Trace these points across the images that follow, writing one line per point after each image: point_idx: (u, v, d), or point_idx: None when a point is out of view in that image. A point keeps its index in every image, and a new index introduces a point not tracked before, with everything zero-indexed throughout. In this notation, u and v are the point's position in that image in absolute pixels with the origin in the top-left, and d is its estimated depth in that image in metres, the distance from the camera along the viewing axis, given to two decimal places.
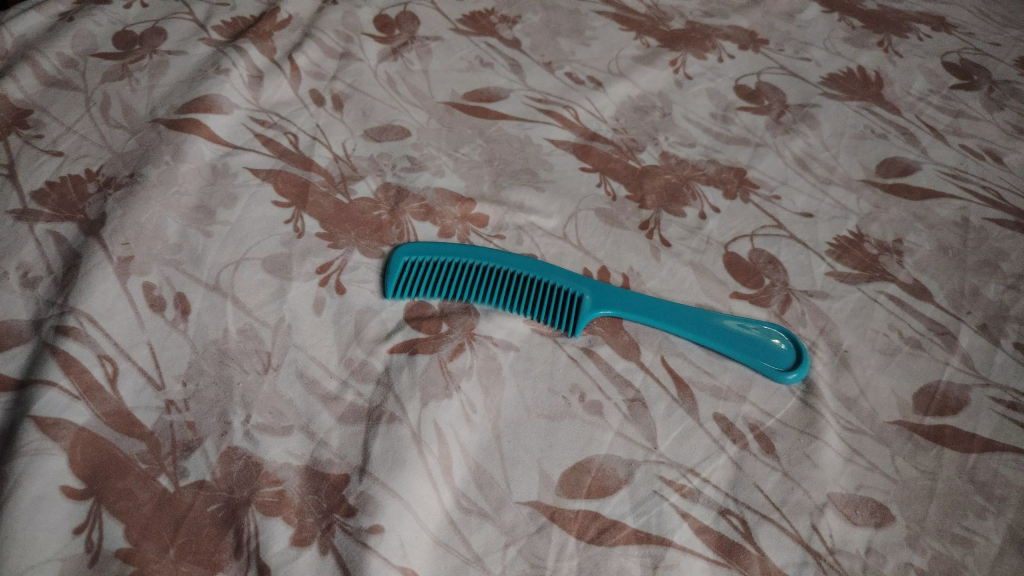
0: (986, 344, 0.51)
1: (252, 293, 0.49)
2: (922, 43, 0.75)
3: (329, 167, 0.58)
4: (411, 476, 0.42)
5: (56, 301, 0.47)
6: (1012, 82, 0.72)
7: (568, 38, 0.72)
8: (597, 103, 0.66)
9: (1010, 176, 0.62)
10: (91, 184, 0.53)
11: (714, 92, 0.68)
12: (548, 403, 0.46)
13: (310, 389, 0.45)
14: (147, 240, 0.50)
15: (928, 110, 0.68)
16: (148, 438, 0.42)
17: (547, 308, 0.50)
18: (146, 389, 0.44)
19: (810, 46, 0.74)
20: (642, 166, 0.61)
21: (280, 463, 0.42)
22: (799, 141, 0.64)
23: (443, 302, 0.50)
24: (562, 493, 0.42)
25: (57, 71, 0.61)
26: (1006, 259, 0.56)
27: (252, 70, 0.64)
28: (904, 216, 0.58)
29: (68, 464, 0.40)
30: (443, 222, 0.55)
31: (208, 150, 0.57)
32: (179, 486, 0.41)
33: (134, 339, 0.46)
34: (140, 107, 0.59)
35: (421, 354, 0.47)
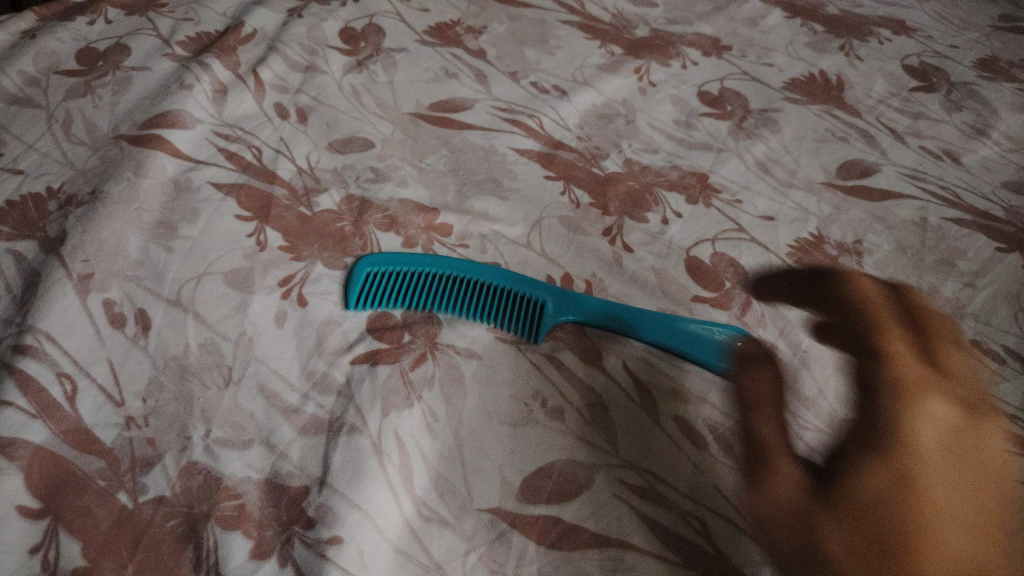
0: (944, 342, 0.51)
1: (214, 306, 0.49)
2: (883, 46, 0.76)
3: (293, 180, 0.58)
4: (371, 485, 0.42)
5: (15, 320, 0.46)
6: (971, 83, 0.73)
7: (533, 48, 0.72)
8: (562, 111, 0.66)
9: (968, 176, 0.63)
10: (51, 201, 0.53)
11: (678, 98, 0.68)
12: (510, 409, 0.46)
13: (271, 402, 0.45)
14: (108, 256, 0.50)
15: (888, 112, 0.69)
16: (107, 455, 0.42)
17: (510, 313, 0.50)
18: (105, 406, 0.44)
19: (773, 51, 0.74)
20: (606, 173, 0.61)
21: (240, 477, 0.42)
22: (761, 145, 0.64)
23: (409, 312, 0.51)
24: (523, 499, 0.42)
25: (18, 88, 0.60)
26: (964, 257, 0.57)
27: (216, 85, 0.64)
28: (864, 218, 0.59)
29: (25, 482, 0.40)
30: (407, 232, 0.56)
31: (171, 165, 0.57)
32: (137, 502, 0.40)
33: (94, 356, 0.46)
34: (102, 123, 0.59)
35: (383, 364, 0.47)
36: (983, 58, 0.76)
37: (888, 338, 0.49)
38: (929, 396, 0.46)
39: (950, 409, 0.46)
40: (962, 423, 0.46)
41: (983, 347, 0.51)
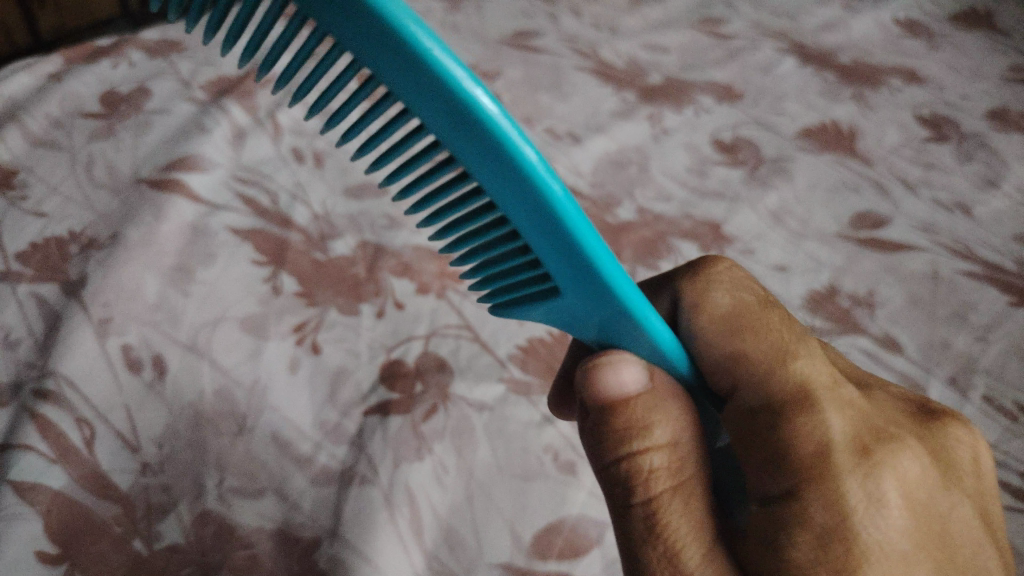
0: (956, 397, 0.51)
1: (230, 352, 0.49)
2: (894, 96, 0.77)
3: (308, 225, 0.58)
4: (381, 540, 0.43)
5: (37, 364, 0.47)
6: (982, 134, 0.73)
7: (548, 93, 0.72)
8: (575, 157, 0.66)
9: (979, 229, 0.64)
10: (73, 244, 0.54)
11: (691, 146, 0.69)
12: (522, 463, 0.47)
13: (285, 451, 0.46)
14: (127, 300, 0.50)
15: (899, 162, 0.69)
16: (123, 501, 0.43)
17: (493, 236, 0.36)
18: (122, 451, 0.45)
19: (785, 100, 0.75)
20: (619, 221, 0.61)
21: (252, 526, 0.43)
22: (773, 195, 0.65)
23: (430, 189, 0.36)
24: (533, 555, 0.44)
25: (44, 131, 0.61)
26: (975, 310, 0.57)
27: (234, 129, 0.65)
28: (876, 269, 0.59)
29: (43, 526, 0.41)
30: (421, 278, 0.56)
31: (189, 210, 0.57)
32: (152, 549, 0.42)
33: (111, 402, 0.46)
34: (124, 166, 0.60)
35: (395, 415, 0.48)
36: (994, 109, 0.77)
37: (820, 399, 0.36)
38: (880, 449, 0.35)
39: (906, 480, 0.34)
40: (911, 489, 0.34)
41: (995, 403, 0.51)
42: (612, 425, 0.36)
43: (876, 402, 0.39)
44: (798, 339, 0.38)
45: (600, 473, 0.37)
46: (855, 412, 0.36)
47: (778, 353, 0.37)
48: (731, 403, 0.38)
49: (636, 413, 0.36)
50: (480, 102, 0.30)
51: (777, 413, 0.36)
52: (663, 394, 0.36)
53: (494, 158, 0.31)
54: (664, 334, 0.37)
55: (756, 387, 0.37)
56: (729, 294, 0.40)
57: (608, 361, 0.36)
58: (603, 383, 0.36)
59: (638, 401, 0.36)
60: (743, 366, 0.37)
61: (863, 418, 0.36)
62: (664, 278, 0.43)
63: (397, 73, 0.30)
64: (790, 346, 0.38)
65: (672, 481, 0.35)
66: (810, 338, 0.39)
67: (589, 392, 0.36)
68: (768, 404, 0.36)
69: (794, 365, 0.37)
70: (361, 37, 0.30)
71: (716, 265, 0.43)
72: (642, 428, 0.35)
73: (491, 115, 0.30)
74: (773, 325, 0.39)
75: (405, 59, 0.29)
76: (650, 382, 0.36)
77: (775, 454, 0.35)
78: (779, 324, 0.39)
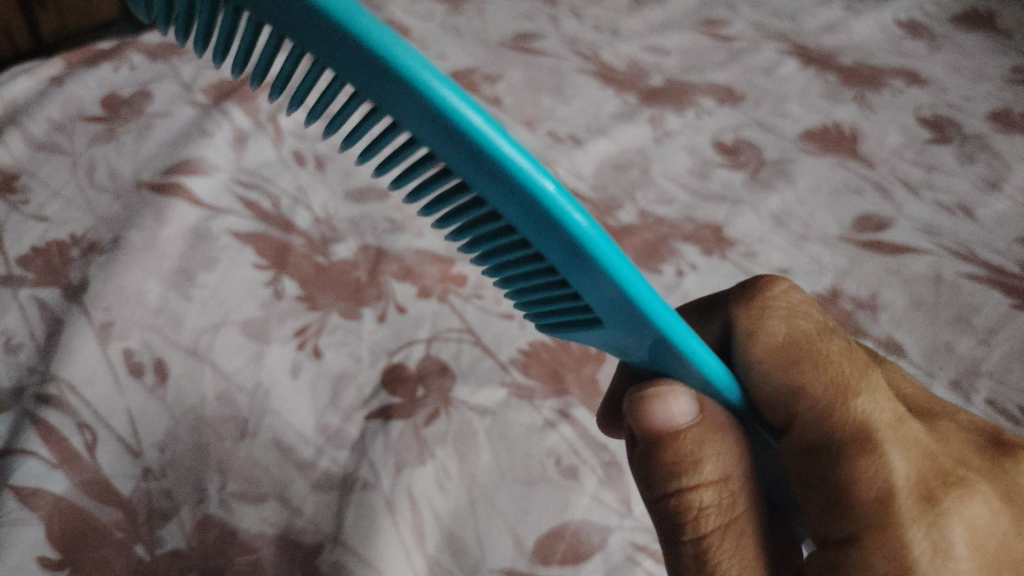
0: (960, 401, 0.51)
1: (231, 356, 0.49)
2: (896, 98, 0.77)
3: (309, 229, 0.58)
4: (384, 546, 0.43)
5: (39, 369, 0.47)
6: (984, 136, 0.73)
7: (549, 95, 0.72)
8: (577, 160, 0.66)
9: (982, 231, 0.64)
10: (74, 248, 0.54)
11: (693, 148, 0.69)
12: (524, 467, 0.47)
13: (287, 456, 0.46)
14: (128, 304, 0.50)
15: (901, 165, 0.69)
16: (125, 506, 0.43)
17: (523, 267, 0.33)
18: (124, 456, 0.45)
19: (786, 102, 0.75)
20: (620, 224, 0.61)
21: (254, 532, 0.43)
22: (775, 198, 0.65)
23: (456, 226, 0.33)
24: (536, 560, 0.44)
25: (45, 134, 0.61)
26: (978, 313, 0.57)
27: (236, 132, 0.64)
28: (879, 272, 0.59)
29: (45, 531, 0.41)
30: (423, 282, 0.56)
31: (190, 213, 0.57)
32: (155, 554, 0.42)
33: (113, 407, 0.46)
34: (125, 169, 0.59)
35: (397, 420, 0.48)
36: (996, 110, 0.77)
37: (882, 438, 0.34)
38: (946, 493, 0.33)
39: (975, 525, 0.32)
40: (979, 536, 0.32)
41: (999, 406, 0.51)
42: (660, 459, 0.35)
43: (947, 436, 0.37)
44: (859, 372, 0.36)
45: (648, 503, 0.36)
46: (920, 453, 0.34)
47: (837, 389, 0.35)
48: (788, 440, 0.36)
49: (686, 446, 0.35)
50: (490, 137, 0.27)
51: (837, 456, 0.34)
52: (714, 427, 0.35)
53: (512, 197, 0.29)
54: (709, 361, 0.35)
55: (814, 427, 0.35)
56: (785, 322, 0.38)
57: (655, 393, 0.35)
58: (649, 417, 0.35)
59: (688, 435, 0.34)
60: (799, 403, 0.35)
61: (930, 459, 0.34)
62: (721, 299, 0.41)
63: (402, 113, 0.28)
64: (851, 381, 0.35)
65: (724, 517, 0.35)
66: (873, 370, 0.36)
67: (635, 425, 0.35)
68: (827, 445, 0.34)
69: (855, 399, 0.35)
70: (357, 76, 0.28)
71: (772, 290, 0.40)
72: (692, 464, 0.35)
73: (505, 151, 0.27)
74: (834, 355, 0.36)
75: (408, 96, 0.27)
76: (701, 414, 0.35)
77: (833, 499, 0.33)
78: (839, 354, 0.37)
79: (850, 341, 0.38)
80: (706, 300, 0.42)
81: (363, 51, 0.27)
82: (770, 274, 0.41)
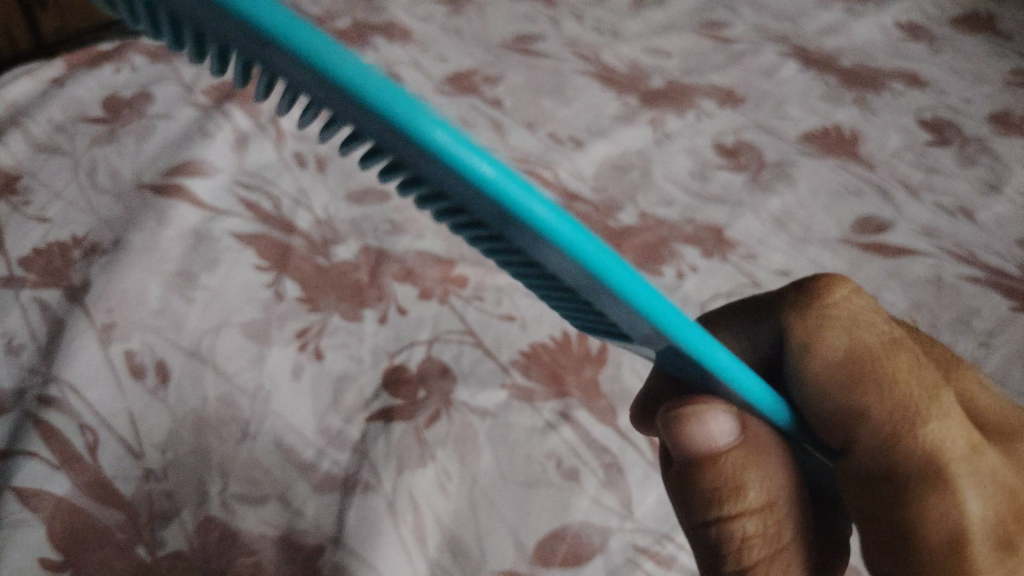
0: None
1: (232, 358, 0.49)
2: (896, 100, 0.77)
3: (310, 231, 0.58)
4: (385, 547, 0.43)
5: (40, 370, 0.47)
6: (985, 138, 0.73)
7: (550, 97, 0.72)
8: (577, 162, 0.66)
9: (982, 234, 0.64)
10: (76, 249, 0.54)
11: (693, 151, 0.69)
12: (525, 469, 0.47)
13: (288, 458, 0.46)
14: (130, 305, 0.50)
15: (901, 167, 0.69)
16: (127, 507, 0.43)
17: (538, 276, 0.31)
18: (126, 458, 0.45)
19: (787, 104, 0.75)
20: (621, 225, 0.61)
21: (255, 534, 0.43)
22: (775, 200, 0.65)
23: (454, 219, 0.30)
24: (536, 562, 0.44)
25: (47, 136, 0.61)
26: (979, 315, 0.57)
27: (237, 133, 0.64)
28: (879, 274, 0.59)
29: (46, 533, 0.41)
30: (423, 284, 0.56)
31: (191, 215, 0.57)
32: (156, 556, 0.42)
33: (115, 408, 0.46)
34: (126, 171, 0.60)
35: (397, 421, 0.48)
36: (996, 113, 0.77)
37: (956, 474, 0.32)
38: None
39: None
40: None
41: None
42: (700, 484, 0.34)
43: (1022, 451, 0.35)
44: (930, 396, 0.33)
45: (687, 529, 0.35)
46: (996, 485, 0.32)
47: (905, 416, 0.33)
48: (845, 463, 0.34)
49: (726, 474, 0.33)
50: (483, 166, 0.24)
51: (904, 492, 0.32)
52: (756, 448, 0.33)
53: (521, 235, 0.26)
54: (748, 382, 0.33)
55: (875, 456, 0.33)
56: (847, 334, 0.34)
57: (694, 413, 0.33)
58: (688, 441, 0.33)
59: (728, 460, 0.33)
60: (859, 428, 0.33)
61: (1006, 491, 0.32)
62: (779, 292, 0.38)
63: (391, 150, 0.25)
64: (920, 407, 0.33)
65: (768, 547, 0.34)
66: (943, 389, 0.34)
67: (673, 446, 0.34)
68: (888, 476, 0.33)
69: (924, 426, 0.32)
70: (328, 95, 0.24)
71: (831, 297, 0.36)
72: (735, 489, 0.33)
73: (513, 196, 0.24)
74: (902, 373, 0.33)
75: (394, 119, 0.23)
76: (742, 435, 0.33)
77: (899, 534, 0.32)
78: (908, 371, 0.34)
79: (917, 352, 0.35)
80: (755, 300, 0.38)
81: (335, 90, 0.23)
82: (832, 275, 0.38)
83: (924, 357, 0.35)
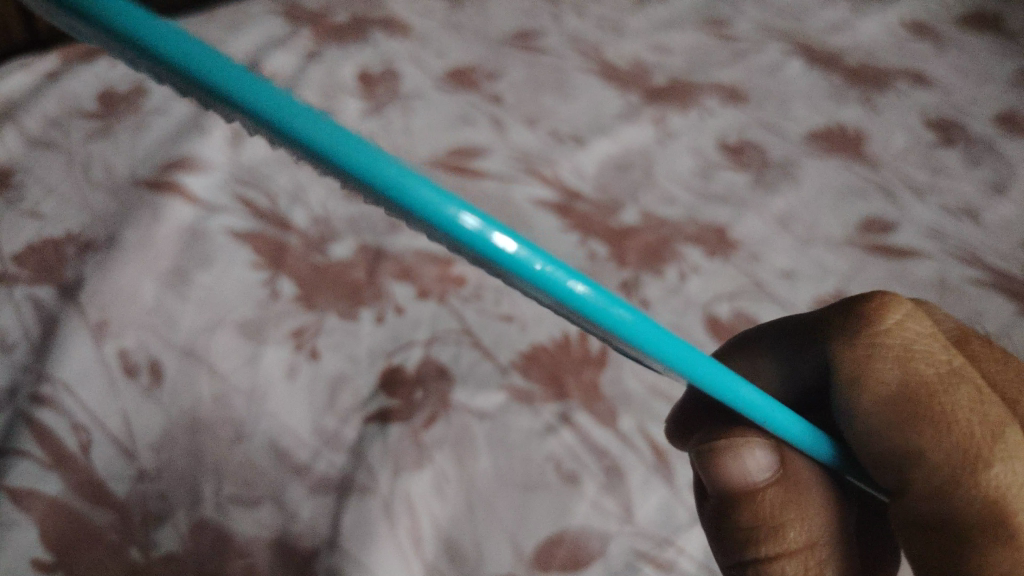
0: None
1: (228, 357, 0.48)
2: (902, 99, 0.76)
3: (307, 228, 0.57)
4: (382, 551, 0.43)
5: (33, 368, 0.47)
6: (990, 139, 0.73)
7: (551, 94, 0.71)
8: (579, 160, 0.66)
9: (987, 236, 0.63)
10: (69, 245, 0.53)
11: (696, 149, 0.68)
12: (524, 472, 0.47)
13: (282, 459, 0.45)
14: (124, 304, 0.50)
15: (906, 167, 0.69)
16: (119, 508, 0.43)
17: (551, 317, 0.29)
18: (118, 458, 0.44)
19: (791, 103, 0.74)
20: (623, 225, 0.60)
21: (250, 536, 0.43)
22: (778, 201, 0.64)
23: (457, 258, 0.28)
24: (534, 566, 0.44)
25: (41, 130, 0.61)
26: (983, 317, 0.56)
27: (232, 129, 0.63)
28: (882, 276, 0.59)
29: (39, 532, 0.41)
30: (421, 283, 0.55)
31: (187, 212, 0.56)
32: (149, 557, 0.42)
33: (108, 408, 0.46)
34: (121, 166, 0.59)
35: (394, 423, 0.47)
36: (1002, 113, 0.76)
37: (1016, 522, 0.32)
38: None
39: None
40: None
41: None
42: (737, 519, 0.37)
43: None
44: (993, 436, 0.33)
45: (723, 563, 0.38)
46: None
47: (963, 457, 0.33)
48: (899, 501, 0.35)
49: (765, 507, 0.37)
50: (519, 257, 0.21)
51: (961, 539, 0.33)
52: (793, 484, 0.37)
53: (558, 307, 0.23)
54: (769, 412, 0.33)
55: (932, 498, 0.34)
56: (900, 368, 0.36)
57: (732, 446, 0.37)
58: (729, 473, 0.37)
59: (766, 493, 0.37)
60: (914, 467, 0.34)
61: None
62: (827, 327, 0.39)
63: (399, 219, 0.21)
64: (981, 447, 0.33)
65: None
66: (1008, 424, 0.34)
67: (714, 481, 0.38)
68: (946, 521, 0.33)
69: (986, 471, 0.33)
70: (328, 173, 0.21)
71: (884, 324, 0.37)
72: (774, 530, 0.36)
73: (531, 270, 0.21)
74: (961, 414, 0.34)
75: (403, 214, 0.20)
76: (780, 471, 0.37)
77: None
78: (969, 411, 0.34)
79: (979, 383, 0.35)
80: (807, 323, 0.40)
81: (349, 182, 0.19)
82: (889, 297, 0.38)
83: (989, 389, 0.35)
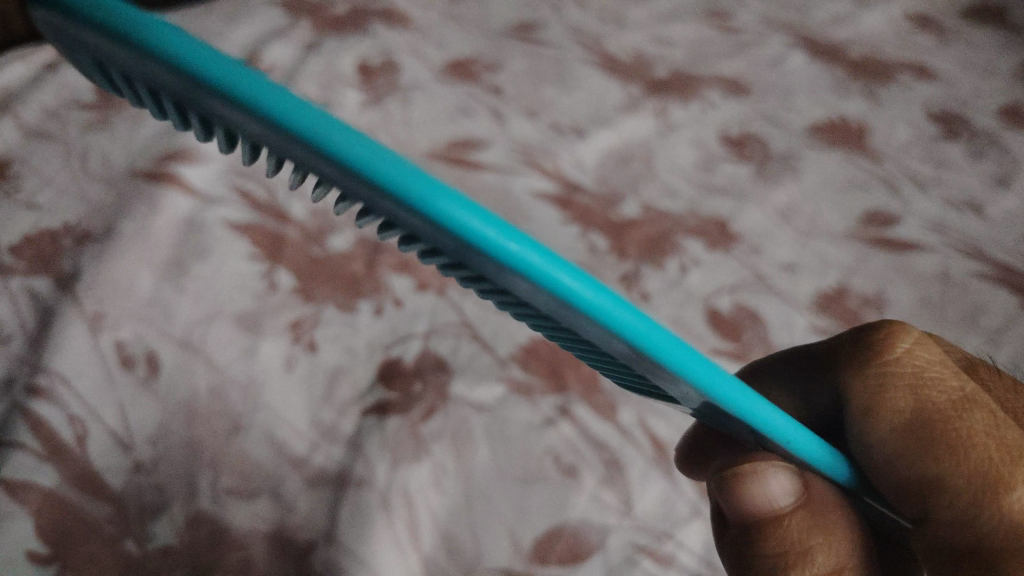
0: None
1: (225, 349, 0.48)
2: (906, 92, 0.76)
3: (306, 219, 0.56)
4: (379, 544, 0.43)
5: (29, 360, 0.46)
6: (994, 132, 0.72)
7: (552, 86, 0.71)
8: (580, 153, 0.65)
9: (990, 228, 0.63)
10: (66, 237, 0.53)
11: (698, 142, 0.68)
12: (523, 466, 0.46)
13: (279, 452, 0.45)
14: (121, 296, 0.49)
15: (909, 160, 0.68)
16: (115, 500, 0.42)
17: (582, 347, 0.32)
18: (114, 450, 0.44)
19: (793, 96, 0.74)
20: (624, 218, 0.60)
21: (246, 529, 0.43)
22: (780, 193, 0.64)
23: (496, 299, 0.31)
24: (533, 560, 0.43)
25: (38, 120, 0.60)
26: (985, 312, 0.57)
27: None
28: (884, 270, 0.59)
29: (34, 526, 0.41)
30: (421, 275, 0.54)
31: (184, 203, 0.55)
32: (144, 550, 0.41)
33: (104, 399, 0.45)
34: (118, 156, 0.58)
35: (393, 416, 0.47)
36: (1006, 107, 0.76)
37: None
38: None
39: None
40: None
41: None
42: (762, 548, 0.37)
43: None
44: (1011, 459, 0.34)
45: None
46: None
47: (983, 481, 0.34)
48: (924, 529, 0.36)
49: (790, 534, 0.37)
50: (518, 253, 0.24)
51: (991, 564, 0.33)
52: (814, 507, 0.37)
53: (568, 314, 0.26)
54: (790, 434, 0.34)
55: (955, 525, 0.35)
56: (911, 397, 0.37)
57: (754, 472, 0.36)
58: (751, 498, 0.37)
59: (791, 520, 0.37)
60: (936, 493, 0.36)
61: None
62: (838, 357, 0.41)
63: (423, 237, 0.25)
64: (1000, 470, 0.34)
65: None
66: None
67: (735, 507, 0.38)
68: (975, 548, 0.34)
69: (1009, 494, 0.34)
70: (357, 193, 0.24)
71: (892, 354, 0.39)
72: (801, 555, 0.36)
73: (551, 277, 0.25)
74: (977, 438, 0.35)
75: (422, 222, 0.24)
76: (801, 496, 0.37)
77: None
78: (984, 434, 0.35)
79: (993, 407, 0.37)
80: (820, 355, 0.42)
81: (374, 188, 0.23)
82: (895, 327, 0.40)
83: (1002, 412, 0.36)
